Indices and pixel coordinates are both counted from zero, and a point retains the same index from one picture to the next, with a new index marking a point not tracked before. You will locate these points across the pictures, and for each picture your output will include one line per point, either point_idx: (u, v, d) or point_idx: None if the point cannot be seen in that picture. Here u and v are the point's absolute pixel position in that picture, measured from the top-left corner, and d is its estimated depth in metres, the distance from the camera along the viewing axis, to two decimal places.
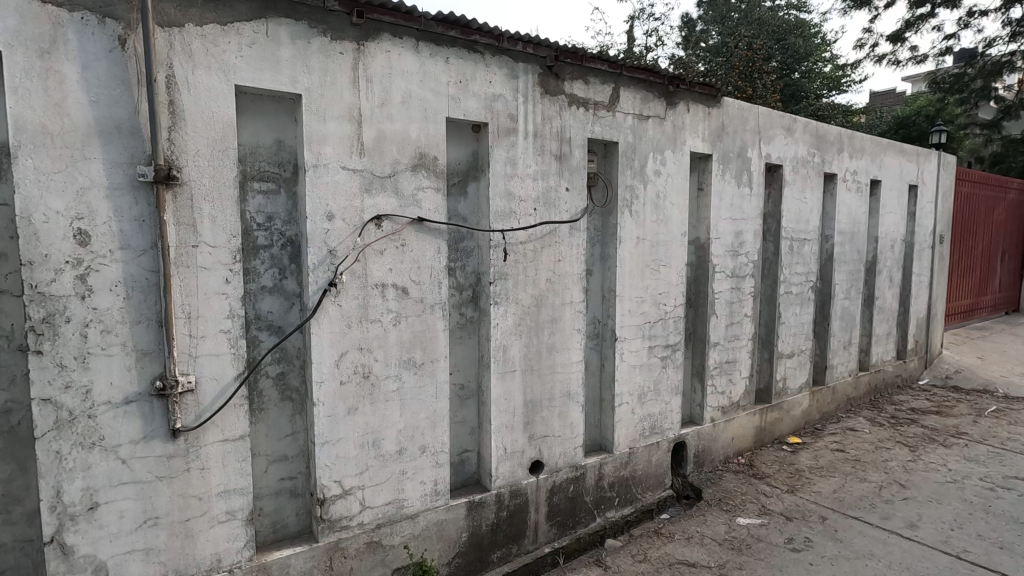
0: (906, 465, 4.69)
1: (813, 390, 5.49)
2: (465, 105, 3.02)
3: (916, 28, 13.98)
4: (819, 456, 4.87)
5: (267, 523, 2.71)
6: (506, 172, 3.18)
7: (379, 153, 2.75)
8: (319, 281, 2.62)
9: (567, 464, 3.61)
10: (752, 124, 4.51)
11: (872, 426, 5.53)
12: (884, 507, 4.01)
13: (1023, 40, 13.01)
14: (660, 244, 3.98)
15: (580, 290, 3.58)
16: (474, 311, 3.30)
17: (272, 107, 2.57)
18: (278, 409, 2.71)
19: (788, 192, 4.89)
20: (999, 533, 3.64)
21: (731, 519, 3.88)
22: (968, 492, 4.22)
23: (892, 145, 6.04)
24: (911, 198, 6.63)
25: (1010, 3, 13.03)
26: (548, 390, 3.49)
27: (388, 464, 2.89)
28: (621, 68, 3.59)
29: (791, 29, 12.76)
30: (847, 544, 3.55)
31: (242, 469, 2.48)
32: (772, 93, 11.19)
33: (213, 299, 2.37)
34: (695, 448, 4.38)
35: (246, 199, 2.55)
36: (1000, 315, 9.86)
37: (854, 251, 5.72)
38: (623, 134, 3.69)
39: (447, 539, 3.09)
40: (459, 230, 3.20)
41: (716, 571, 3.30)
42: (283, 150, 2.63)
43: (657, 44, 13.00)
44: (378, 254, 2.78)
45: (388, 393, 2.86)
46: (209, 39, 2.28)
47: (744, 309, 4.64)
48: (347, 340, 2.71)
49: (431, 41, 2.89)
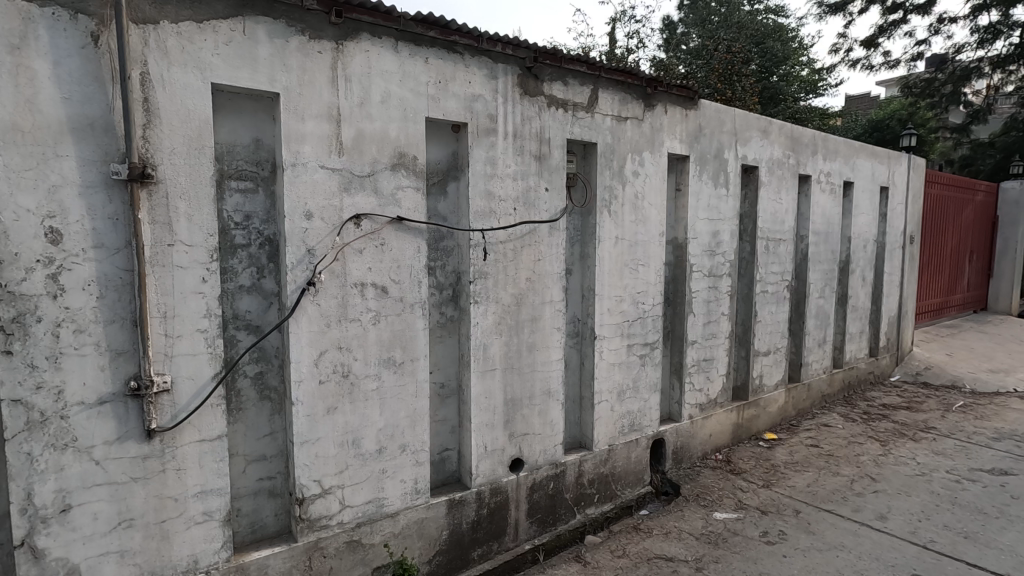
0: (877, 460, 4.82)
1: (789, 387, 5.60)
2: (444, 104, 3.04)
3: (888, 34, 14.36)
4: (794, 451, 4.98)
5: (245, 523, 2.70)
6: (486, 172, 3.21)
7: (358, 152, 2.76)
8: (297, 280, 2.61)
9: (546, 462, 3.64)
10: (729, 126, 4.60)
11: (845, 422, 5.66)
12: (855, 500, 4.12)
13: (990, 47, 13.44)
14: (639, 244, 4.04)
15: (560, 289, 3.62)
16: (455, 311, 3.31)
17: (250, 106, 2.57)
18: (256, 409, 2.70)
19: (764, 192, 4.99)
20: (963, 524, 3.76)
21: (708, 514, 3.95)
22: (935, 484, 4.36)
23: (864, 147, 6.20)
24: (883, 199, 6.81)
25: (978, 11, 13.46)
26: (529, 388, 3.52)
27: (368, 463, 2.89)
28: (600, 70, 3.64)
29: (769, 33, 12.96)
30: (820, 537, 3.64)
31: (219, 470, 2.46)
32: (751, 95, 11.45)
33: (189, 299, 2.35)
34: (674, 445, 4.45)
35: (223, 198, 2.53)
36: (969, 314, 10.16)
37: (829, 250, 5.86)
38: (602, 135, 3.73)
39: (427, 538, 3.10)
40: (439, 230, 3.21)
41: (693, 565, 3.36)
42: (261, 149, 2.62)
43: (639, 45, 13.16)
44: (357, 254, 2.78)
45: (368, 393, 2.86)
46: (184, 37, 2.27)
47: (722, 308, 4.73)
48: (326, 339, 2.71)
49: (410, 41, 2.90)
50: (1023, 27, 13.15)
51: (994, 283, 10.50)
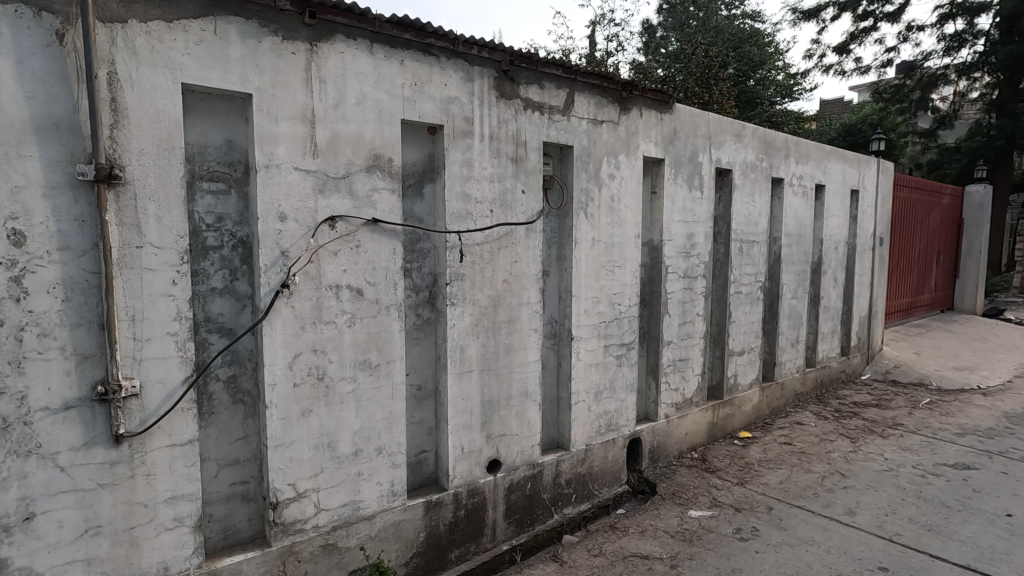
0: (847, 456, 4.94)
1: (763, 386, 5.71)
2: (420, 106, 3.04)
3: (859, 40, 14.73)
4: (768, 449, 5.08)
5: (217, 529, 2.67)
6: (462, 173, 3.22)
7: (333, 154, 2.74)
8: (271, 283, 2.59)
9: (524, 462, 3.66)
10: (703, 130, 4.68)
11: (817, 420, 5.79)
12: (826, 495, 4.22)
13: (956, 54, 13.87)
14: (615, 245, 4.09)
15: (536, 290, 3.64)
16: (431, 312, 3.32)
17: (222, 106, 2.54)
18: (228, 413, 2.67)
19: (737, 195, 5.08)
20: (928, 517, 3.88)
21: (683, 512, 4.01)
22: (902, 479, 4.48)
23: (835, 151, 6.35)
24: (853, 201, 6.97)
25: (945, 19, 13.87)
26: (506, 389, 3.53)
27: (344, 465, 2.88)
28: (576, 74, 3.68)
29: (746, 37, 13.14)
30: (791, 532, 3.72)
31: (190, 474, 2.43)
32: (728, 99, 11.65)
33: (159, 302, 2.32)
34: (650, 444, 4.51)
35: (194, 200, 2.50)
36: (937, 313, 10.46)
37: (801, 251, 5.99)
38: (578, 138, 3.77)
39: (404, 540, 3.10)
40: (415, 231, 3.21)
41: (668, 562, 3.41)
42: (234, 150, 2.59)
43: (618, 49, 13.32)
44: (332, 256, 2.77)
45: (343, 395, 2.85)
46: (154, 36, 2.24)
47: (696, 309, 4.80)
48: (301, 342, 2.69)
49: (385, 43, 2.90)
50: (987, 36, 13.60)
51: (960, 284, 10.83)
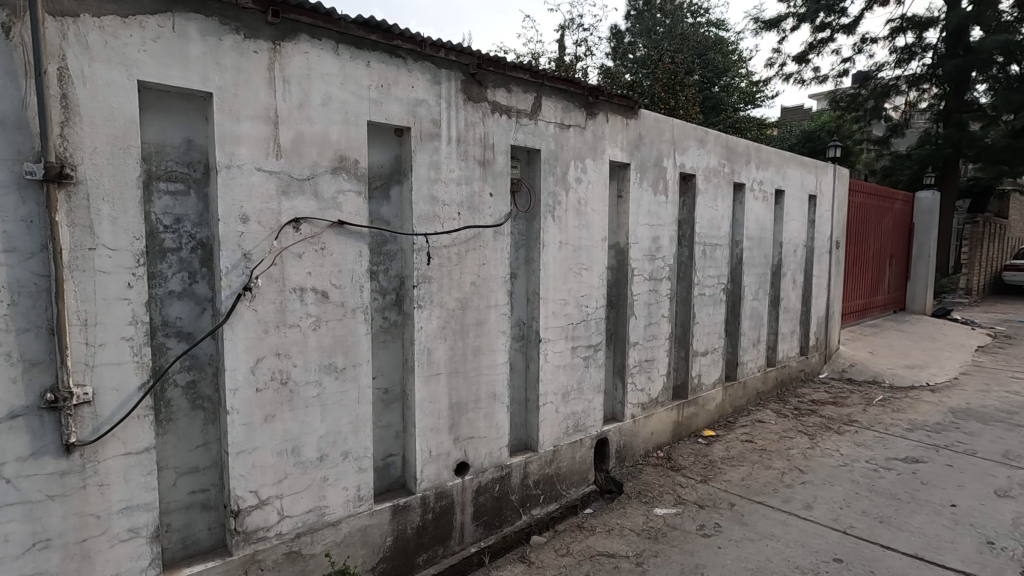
0: (805, 452, 5.12)
1: (725, 385, 5.86)
2: (386, 108, 3.02)
3: (817, 50, 15.28)
4: (730, 447, 5.21)
5: (175, 539, 2.60)
6: (430, 176, 3.22)
7: (297, 155, 2.71)
8: (232, 286, 2.53)
9: (492, 464, 3.67)
10: (668, 136, 4.78)
11: (778, 418, 5.98)
12: (785, 491, 4.36)
13: (907, 65, 14.51)
14: (582, 248, 4.14)
15: (504, 293, 3.66)
16: (398, 315, 3.30)
17: (181, 105, 2.48)
18: (187, 419, 2.60)
19: (701, 200, 5.21)
20: (879, 509, 4.05)
21: (649, 510, 4.08)
22: (857, 474, 4.66)
23: (794, 158, 6.57)
24: (811, 206, 7.22)
25: (897, 31, 14.50)
26: (474, 392, 3.53)
27: (309, 470, 2.84)
28: (543, 78, 3.71)
29: (711, 45, 13.51)
30: (752, 527, 3.83)
31: (147, 483, 2.36)
32: (694, 105, 11.94)
33: (113, 306, 2.24)
34: (617, 444, 4.58)
35: (151, 200, 2.44)
36: (890, 314, 10.92)
37: (762, 254, 6.17)
38: (546, 142, 3.81)
39: (370, 545, 3.07)
40: (382, 234, 3.19)
41: (634, 560, 3.47)
42: (193, 150, 2.54)
43: (587, 53, 13.52)
44: (296, 258, 2.73)
45: (308, 400, 2.81)
46: (107, 32, 2.17)
47: (662, 310, 4.90)
48: (264, 346, 2.64)
49: (351, 44, 2.87)
50: (935, 48, 14.28)
51: (912, 285, 11.33)
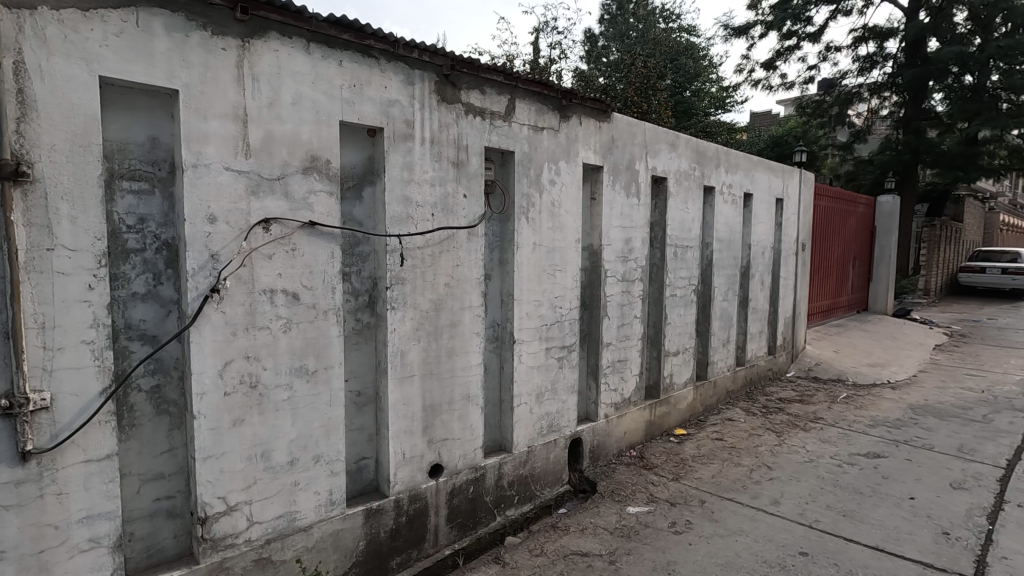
0: (773, 449, 5.25)
1: (696, 385, 5.96)
2: (359, 108, 3.00)
3: (784, 58, 15.70)
4: (701, 445, 5.31)
5: (139, 548, 2.52)
6: (403, 177, 3.20)
7: (267, 154, 2.66)
8: (199, 288, 2.47)
9: (466, 466, 3.66)
10: (640, 139, 4.85)
11: (747, 416, 6.11)
12: (754, 487, 4.46)
13: (869, 74, 15.02)
14: (556, 249, 4.17)
15: (478, 294, 3.66)
16: (371, 317, 3.27)
17: (145, 102, 2.41)
18: (152, 424, 2.53)
19: (672, 202, 5.30)
20: (843, 503, 4.18)
21: (622, 509, 4.13)
22: (822, 469, 4.80)
23: (762, 162, 6.74)
24: (778, 209, 7.41)
25: (860, 41, 15.00)
26: (447, 393, 3.52)
27: (279, 475, 2.79)
28: (517, 80, 3.73)
29: (682, 50, 13.76)
30: (722, 524, 3.91)
31: (109, 491, 2.29)
32: (665, 109, 12.14)
33: (73, 308, 2.17)
34: (591, 444, 4.62)
35: (113, 199, 2.37)
36: (854, 314, 11.27)
37: (731, 256, 6.30)
38: (519, 144, 3.82)
39: (343, 550, 3.03)
40: (354, 234, 3.16)
41: (607, 558, 3.51)
42: (158, 148, 2.47)
43: (561, 56, 13.63)
44: (266, 259, 2.68)
45: (278, 403, 2.76)
46: (67, 25, 2.10)
47: (634, 311, 4.97)
48: (232, 348, 2.59)
49: (323, 42, 2.84)
50: (895, 58, 14.82)
51: (874, 286, 11.72)
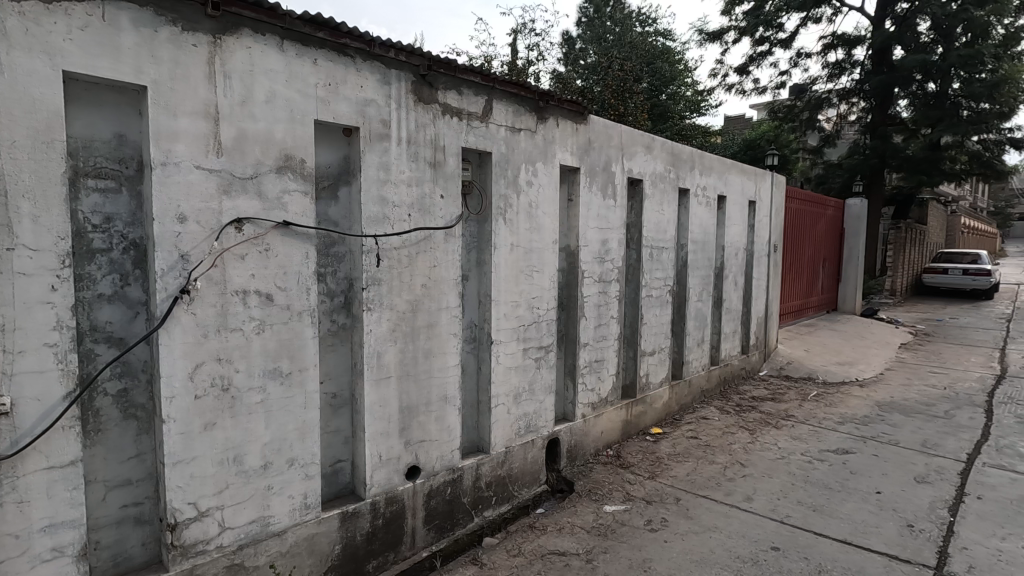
0: (746, 447, 5.35)
1: (672, 384, 6.04)
2: (334, 107, 2.97)
3: (757, 63, 16.03)
4: (677, 444, 5.39)
5: (105, 556, 2.46)
6: (379, 177, 3.17)
7: (239, 153, 2.61)
8: (168, 289, 2.42)
9: (443, 467, 3.65)
10: (616, 142, 4.90)
11: (722, 415, 6.22)
12: (727, 484, 4.54)
13: (837, 80, 15.43)
14: (533, 250, 4.18)
15: (456, 295, 3.65)
16: (347, 318, 3.24)
17: (112, 98, 2.35)
18: (119, 429, 2.46)
19: (648, 204, 5.37)
20: (813, 498, 4.29)
21: (599, 507, 4.16)
22: (793, 465, 4.92)
23: (735, 165, 6.86)
24: (751, 211, 7.56)
25: (829, 48, 15.40)
26: (425, 395, 3.51)
27: (252, 480, 2.74)
28: (494, 81, 3.73)
29: (658, 54, 13.95)
30: (696, 521, 3.97)
31: (72, 499, 2.22)
32: (642, 111, 12.28)
33: (35, 310, 2.10)
34: (568, 444, 4.65)
35: (78, 198, 2.30)
36: (824, 314, 11.56)
37: (706, 257, 6.41)
38: (497, 145, 3.83)
39: (318, 554, 3.00)
40: (330, 235, 3.13)
41: (584, 557, 3.53)
42: (125, 146, 2.41)
43: (539, 58, 13.70)
44: (238, 259, 2.64)
45: (251, 406, 2.72)
46: (28, 18, 2.03)
47: (611, 311, 5.01)
48: (204, 351, 2.54)
49: (298, 40, 2.80)
50: (862, 65, 15.26)
51: (843, 287, 12.03)
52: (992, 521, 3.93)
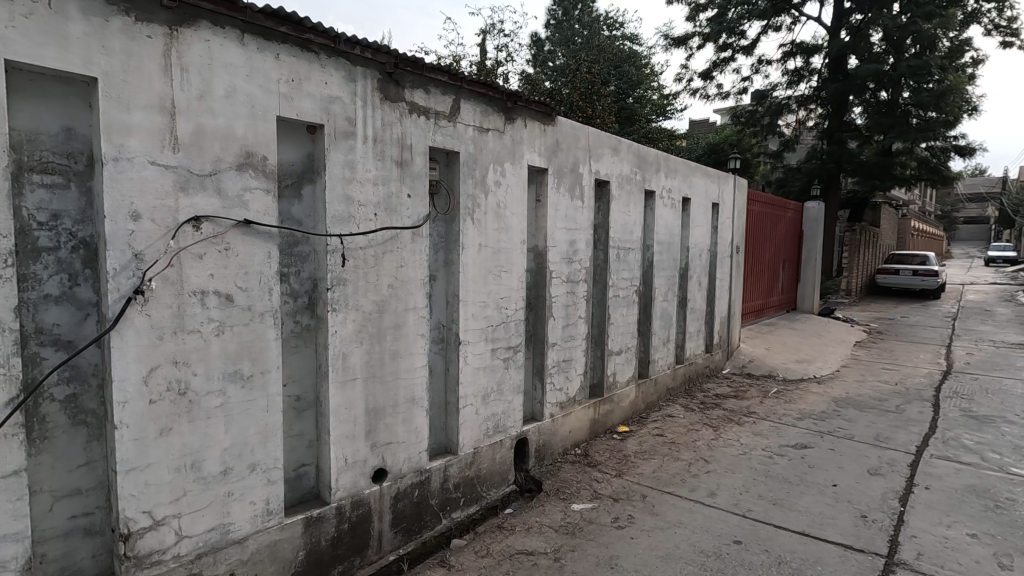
0: (710, 443, 5.47)
1: (638, 383, 6.14)
2: (298, 104, 2.91)
3: (720, 68, 16.43)
4: (643, 441, 5.47)
5: (52, 570, 2.34)
6: (345, 175, 3.12)
7: (197, 149, 2.53)
8: (121, 289, 2.32)
9: (411, 469, 3.61)
10: (583, 143, 4.94)
11: (686, 412, 6.34)
12: (692, 480, 4.64)
13: (796, 87, 15.95)
14: (501, 250, 4.18)
15: (423, 295, 3.62)
16: (311, 319, 3.18)
17: (60, 89, 2.24)
18: (67, 436, 2.35)
19: (614, 205, 5.44)
20: (773, 492, 4.41)
21: (566, 506, 4.19)
22: (754, 461, 5.05)
23: (699, 168, 7.01)
24: (714, 213, 7.74)
25: (788, 55, 15.90)
26: (392, 397, 3.47)
27: (211, 486, 2.66)
28: (462, 81, 3.71)
29: (625, 58, 14.16)
30: (662, 517, 4.04)
31: (16, 511, 2.10)
32: (610, 114, 12.42)
33: None
34: (537, 443, 4.67)
35: (22, 194, 2.19)
36: (783, 313, 11.93)
37: (671, 258, 6.53)
38: (464, 145, 3.81)
39: (281, 560, 2.93)
40: (293, 234, 3.07)
41: (552, 556, 3.55)
42: (74, 140, 2.31)
43: (508, 59, 13.72)
44: (196, 259, 2.55)
45: (210, 410, 2.63)
46: None
47: (579, 312, 5.06)
48: (159, 354, 2.45)
49: (259, 35, 2.73)
50: (819, 73, 15.81)
51: (802, 287, 12.44)
52: (939, 510, 4.12)
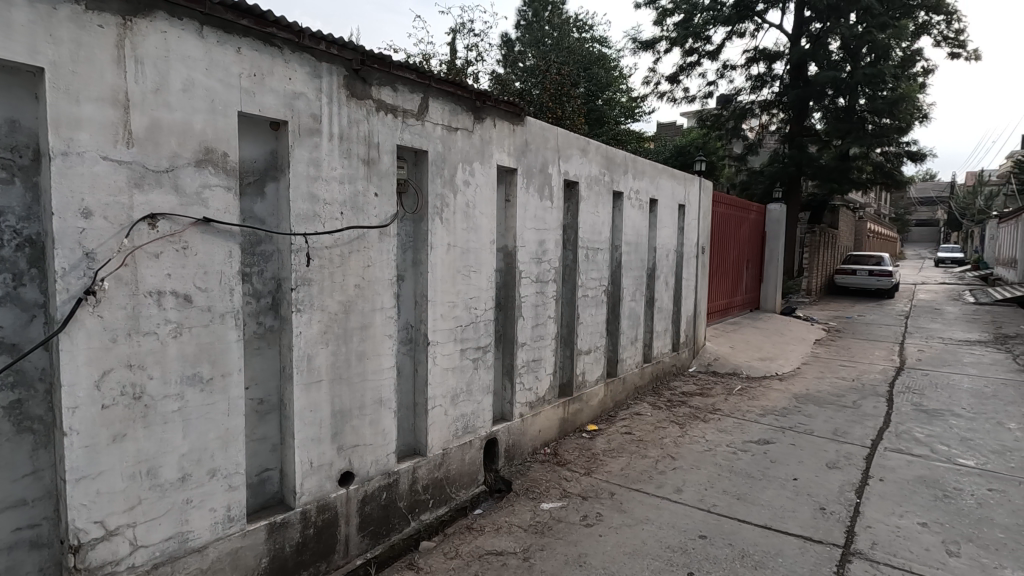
0: (676, 440, 5.57)
1: (607, 382, 6.20)
2: (260, 100, 2.83)
3: (687, 72, 16.75)
4: (611, 439, 5.53)
5: None
6: (309, 173, 3.06)
7: (152, 144, 2.44)
8: (71, 290, 2.22)
9: (379, 472, 3.56)
10: (552, 143, 4.96)
11: (653, 410, 6.44)
12: (659, 477, 4.71)
13: (759, 92, 16.38)
14: (470, 250, 4.17)
15: (391, 295, 3.58)
16: (274, 320, 3.11)
17: (2, 78, 2.13)
18: (11, 445, 2.24)
19: (583, 206, 5.48)
20: (737, 487, 4.52)
21: (536, 505, 4.20)
22: (719, 457, 5.17)
23: (666, 170, 7.13)
24: (681, 214, 7.89)
25: (751, 61, 16.32)
26: (358, 398, 3.41)
27: (168, 494, 2.57)
28: (430, 79, 3.68)
29: (594, 60, 14.30)
30: (630, 514, 4.09)
31: None
32: (580, 115, 12.52)
33: None
34: (506, 443, 4.67)
35: None
36: (747, 312, 12.24)
37: (638, 258, 6.62)
38: (432, 144, 3.78)
39: (243, 568, 2.85)
40: (255, 233, 2.99)
41: (521, 556, 3.55)
42: (18, 133, 2.20)
43: (477, 58, 13.69)
44: (152, 258, 2.46)
45: (167, 415, 2.54)
46: None
47: (548, 312, 5.08)
48: (112, 357, 2.35)
49: (219, 27, 2.65)
50: (780, 78, 16.28)
51: (765, 287, 12.79)
52: (892, 501, 4.29)
